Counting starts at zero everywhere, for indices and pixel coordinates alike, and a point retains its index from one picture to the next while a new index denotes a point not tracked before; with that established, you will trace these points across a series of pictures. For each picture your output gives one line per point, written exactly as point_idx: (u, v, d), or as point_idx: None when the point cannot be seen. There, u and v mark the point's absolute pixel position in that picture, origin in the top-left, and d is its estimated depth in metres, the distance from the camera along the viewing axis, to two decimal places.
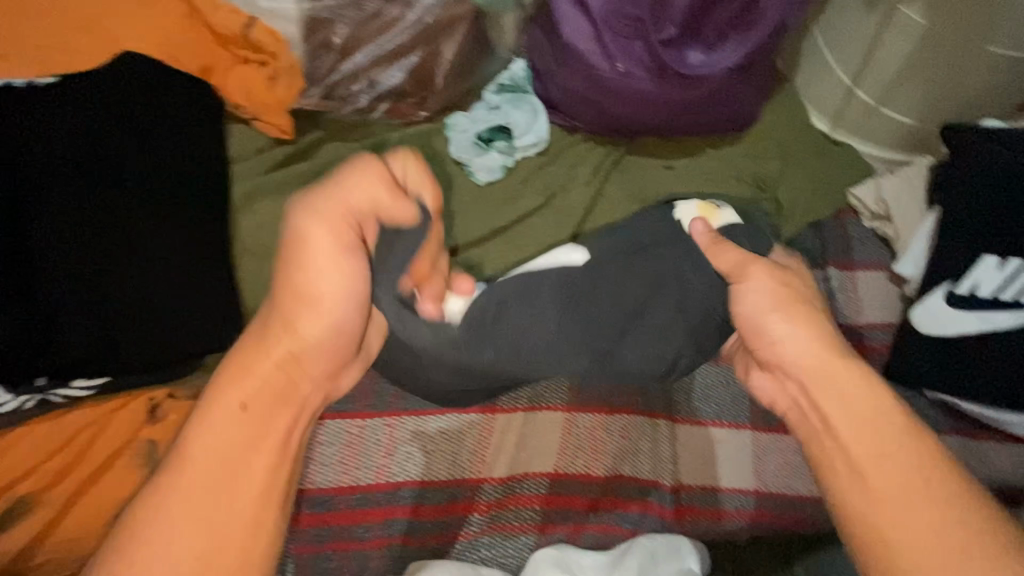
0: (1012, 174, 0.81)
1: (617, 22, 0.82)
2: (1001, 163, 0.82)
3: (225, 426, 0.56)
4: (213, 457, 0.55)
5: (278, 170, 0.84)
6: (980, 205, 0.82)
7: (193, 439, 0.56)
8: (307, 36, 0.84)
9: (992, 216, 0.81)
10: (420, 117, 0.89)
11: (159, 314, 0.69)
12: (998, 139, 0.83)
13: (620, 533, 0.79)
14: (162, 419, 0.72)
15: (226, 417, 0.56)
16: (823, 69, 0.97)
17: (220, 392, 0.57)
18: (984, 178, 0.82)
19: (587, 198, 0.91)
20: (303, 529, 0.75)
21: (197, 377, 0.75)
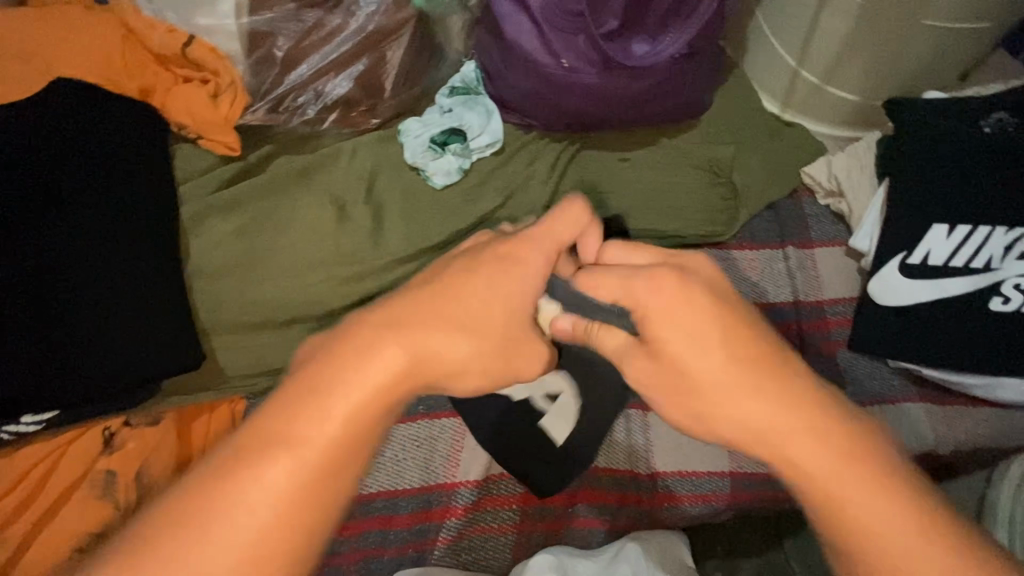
0: (952, 143, 0.84)
1: (558, 17, 0.82)
2: (941, 133, 0.84)
3: (364, 392, 0.42)
4: (327, 461, 0.40)
5: (228, 188, 0.83)
6: (927, 175, 0.84)
7: (323, 403, 0.41)
8: (249, 50, 0.82)
9: (937, 185, 0.84)
10: (373, 124, 0.89)
11: (109, 344, 0.67)
12: (937, 111, 0.86)
13: (601, 525, 0.80)
14: (120, 447, 0.71)
15: (374, 382, 0.42)
16: (768, 53, 0.99)
17: (378, 350, 0.43)
18: (926, 148, 0.85)
19: (545, 195, 0.91)
20: (352, 536, 0.75)
21: (155, 404, 0.73)
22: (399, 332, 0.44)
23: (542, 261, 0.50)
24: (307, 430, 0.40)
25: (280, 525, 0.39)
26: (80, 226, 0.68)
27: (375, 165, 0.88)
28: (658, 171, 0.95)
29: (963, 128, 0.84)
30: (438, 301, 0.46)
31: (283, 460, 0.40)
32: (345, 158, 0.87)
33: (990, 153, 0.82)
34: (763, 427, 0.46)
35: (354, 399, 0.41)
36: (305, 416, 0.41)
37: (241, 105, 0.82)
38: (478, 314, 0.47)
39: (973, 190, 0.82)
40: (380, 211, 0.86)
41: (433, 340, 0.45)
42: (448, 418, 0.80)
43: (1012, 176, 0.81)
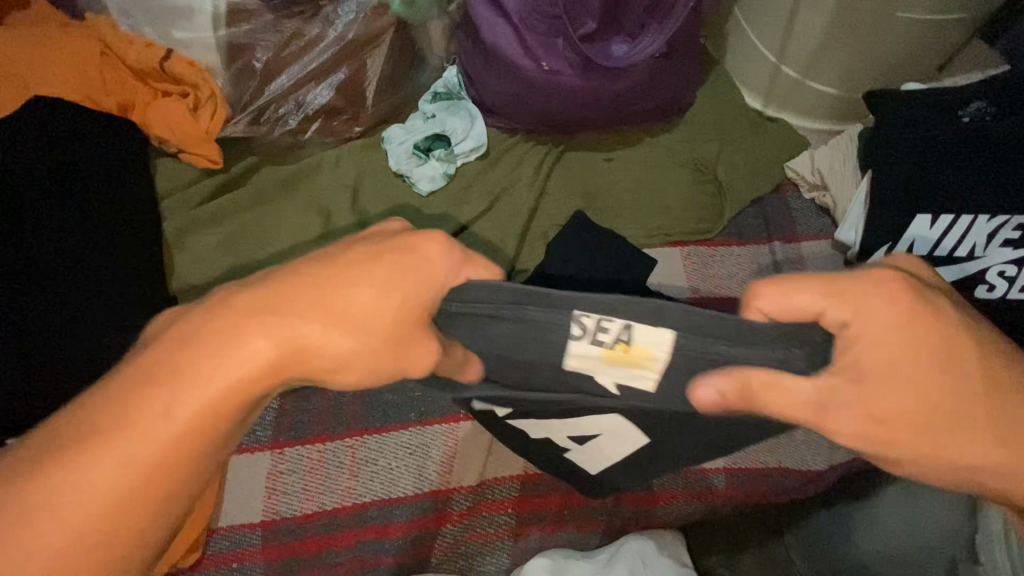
0: (933, 132, 0.84)
1: (537, 21, 0.82)
2: (922, 122, 0.85)
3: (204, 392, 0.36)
4: (161, 455, 0.36)
5: (212, 202, 0.82)
6: (908, 166, 0.85)
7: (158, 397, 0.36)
8: (228, 62, 0.82)
9: (923, 174, 0.84)
10: (356, 132, 0.89)
11: (95, 364, 0.66)
12: (916, 103, 0.86)
13: (599, 526, 0.80)
14: None
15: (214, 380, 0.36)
16: (748, 49, 0.99)
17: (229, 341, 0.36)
18: (908, 138, 0.85)
19: (532, 197, 0.92)
20: (274, 562, 0.73)
21: None
22: (253, 327, 0.36)
23: (444, 252, 0.39)
24: (139, 431, 0.35)
25: (103, 518, 0.36)
26: (61, 246, 0.68)
27: (359, 174, 0.88)
28: (642, 169, 0.96)
29: (943, 119, 0.85)
30: (313, 297, 0.37)
31: (113, 458, 0.35)
32: (329, 166, 0.87)
33: (970, 142, 0.83)
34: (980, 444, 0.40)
35: (186, 400, 0.35)
36: (142, 410, 0.36)
37: (221, 118, 0.82)
38: (356, 316, 0.37)
39: (955, 180, 0.82)
40: (367, 220, 0.86)
41: (277, 343, 0.36)
42: (440, 424, 0.79)
43: (993, 165, 0.82)
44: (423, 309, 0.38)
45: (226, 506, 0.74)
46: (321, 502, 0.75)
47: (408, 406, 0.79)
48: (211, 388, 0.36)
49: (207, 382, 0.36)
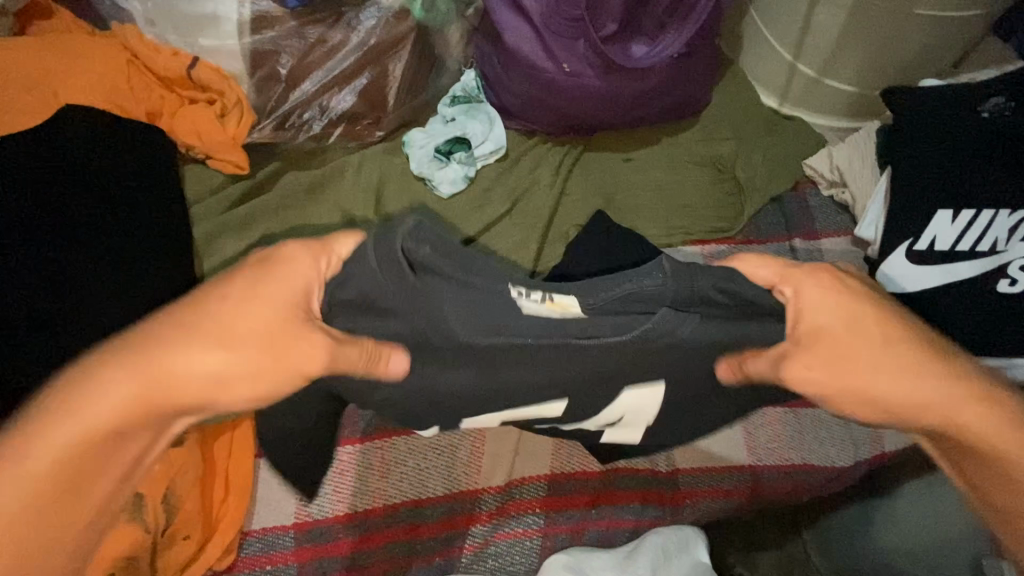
0: (953, 127, 0.85)
1: (557, 23, 0.83)
2: (941, 118, 0.85)
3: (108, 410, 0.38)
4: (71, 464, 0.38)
5: (239, 207, 0.83)
6: (932, 161, 0.85)
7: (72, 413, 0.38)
8: (253, 69, 0.82)
9: (944, 168, 0.84)
10: (378, 137, 0.90)
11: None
12: (934, 99, 0.87)
13: (625, 527, 0.81)
14: None
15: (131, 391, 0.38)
16: (765, 48, 1.00)
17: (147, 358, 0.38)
18: (928, 133, 0.85)
19: (552, 199, 0.92)
20: (305, 563, 0.73)
21: None
22: (82, 378, 0.38)
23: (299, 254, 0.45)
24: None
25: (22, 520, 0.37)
26: (97, 252, 0.69)
27: (381, 177, 0.89)
28: (661, 168, 0.96)
29: (963, 114, 0.85)
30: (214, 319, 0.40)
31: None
32: (352, 170, 0.87)
33: (993, 137, 0.83)
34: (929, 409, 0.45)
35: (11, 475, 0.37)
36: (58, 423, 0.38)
37: (246, 124, 0.82)
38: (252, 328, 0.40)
39: (979, 174, 0.83)
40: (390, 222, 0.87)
41: (92, 392, 0.38)
42: (468, 425, 0.80)
43: (1015, 158, 0.82)
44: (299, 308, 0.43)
45: (259, 509, 0.75)
46: (353, 503, 0.76)
47: None
48: (58, 438, 0.37)
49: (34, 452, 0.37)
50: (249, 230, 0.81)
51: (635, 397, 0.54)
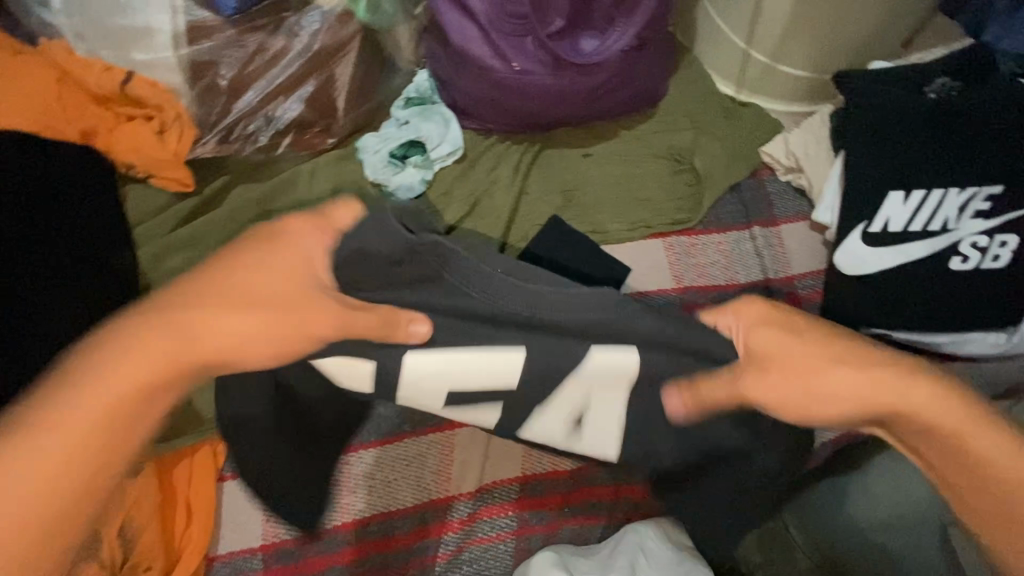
0: (905, 110, 0.85)
1: (503, 21, 0.81)
2: (893, 100, 0.86)
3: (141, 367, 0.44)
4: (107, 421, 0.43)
5: (186, 225, 0.80)
6: (884, 144, 0.85)
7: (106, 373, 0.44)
8: (192, 81, 0.79)
9: (896, 151, 0.85)
10: (330, 144, 0.88)
11: None
12: (884, 82, 0.88)
13: (598, 522, 0.81)
14: None
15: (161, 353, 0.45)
16: (717, 35, 0.99)
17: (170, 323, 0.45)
18: (879, 116, 0.86)
19: (511, 199, 0.92)
20: None
21: None
22: (89, 366, 0.43)
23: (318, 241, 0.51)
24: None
25: (64, 472, 0.42)
26: (37, 285, 0.66)
27: (335, 185, 0.87)
28: (619, 162, 0.96)
29: (912, 94, 0.86)
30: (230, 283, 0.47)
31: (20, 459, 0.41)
32: (304, 180, 0.86)
33: (942, 118, 0.84)
34: (854, 395, 0.52)
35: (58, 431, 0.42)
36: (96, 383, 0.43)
37: (189, 139, 0.80)
38: (268, 288, 0.48)
39: (930, 156, 0.84)
40: None
41: (93, 373, 0.43)
42: (436, 433, 0.79)
43: (963, 138, 0.83)
44: (310, 277, 0.49)
45: (224, 533, 0.73)
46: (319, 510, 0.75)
47: (402, 417, 0.79)
48: (62, 428, 0.42)
49: (56, 427, 0.42)
50: (199, 246, 0.79)
51: (610, 366, 0.57)
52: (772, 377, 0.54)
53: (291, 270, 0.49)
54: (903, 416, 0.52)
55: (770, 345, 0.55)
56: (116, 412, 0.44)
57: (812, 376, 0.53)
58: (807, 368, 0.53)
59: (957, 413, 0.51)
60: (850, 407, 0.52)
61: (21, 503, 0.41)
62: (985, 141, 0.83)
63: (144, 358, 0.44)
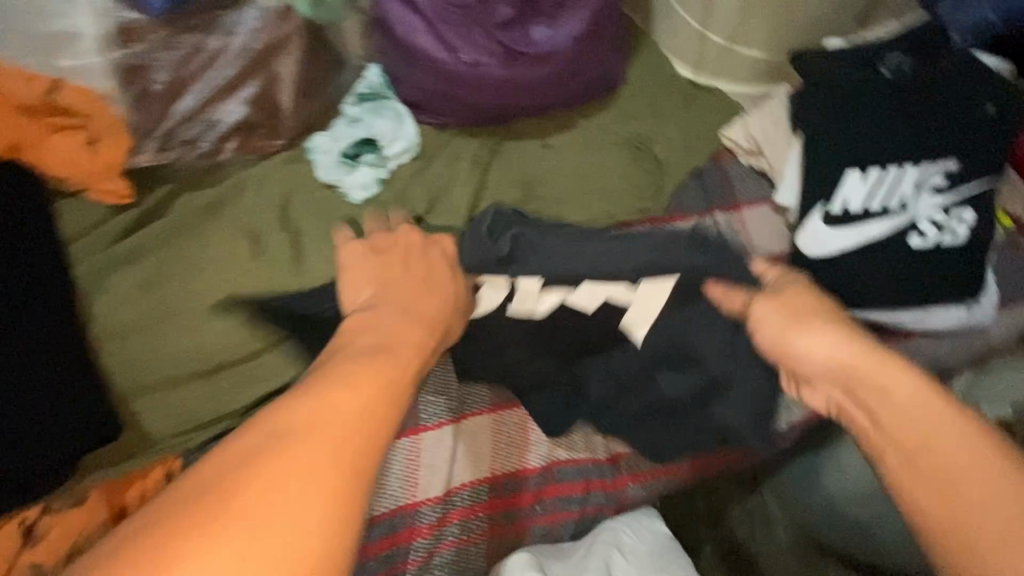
0: (860, 88, 0.85)
1: (448, 12, 0.79)
2: (846, 78, 0.85)
3: (351, 403, 0.48)
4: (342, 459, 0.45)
5: (126, 239, 0.77)
6: (840, 126, 0.85)
7: (318, 417, 0.46)
8: (125, 86, 0.76)
9: (852, 130, 0.84)
10: (278, 145, 0.84)
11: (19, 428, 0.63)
12: (836, 62, 0.87)
13: (570, 517, 0.81)
14: (42, 538, 0.63)
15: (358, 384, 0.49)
16: (673, 18, 0.98)
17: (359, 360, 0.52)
18: (834, 95, 0.85)
19: (470, 194, 0.89)
20: None
21: (78, 482, 0.68)
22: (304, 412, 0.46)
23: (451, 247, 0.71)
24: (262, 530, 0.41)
25: (320, 515, 0.43)
26: None
27: (287, 189, 0.84)
28: (580, 152, 0.94)
29: (864, 74, 0.86)
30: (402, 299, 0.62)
31: (257, 511, 0.41)
32: (252, 185, 0.83)
33: (896, 95, 0.84)
34: (841, 368, 0.57)
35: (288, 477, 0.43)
36: (305, 430, 0.45)
37: (123, 149, 0.76)
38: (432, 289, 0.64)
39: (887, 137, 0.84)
40: (300, 236, 0.82)
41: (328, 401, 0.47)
42: (401, 439, 0.78)
43: (917, 115, 0.83)
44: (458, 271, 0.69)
45: None
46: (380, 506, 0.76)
47: None
48: (293, 478, 0.43)
49: (296, 482, 0.43)
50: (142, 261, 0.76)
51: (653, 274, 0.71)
52: (772, 317, 0.62)
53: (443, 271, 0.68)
54: (873, 398, 0.55)
55: (780, 304, 0.62)
56: (343, 460, 0.45)
57: (813, 333, 0.59)
58: (799, 324, 0.60)
59: (946, 430, 0.52)
60: (830, 366, 0.58)
61: (291, 540, 0.41)
62: (939, 116, 0.83)
63: (359, 387, 0.49)
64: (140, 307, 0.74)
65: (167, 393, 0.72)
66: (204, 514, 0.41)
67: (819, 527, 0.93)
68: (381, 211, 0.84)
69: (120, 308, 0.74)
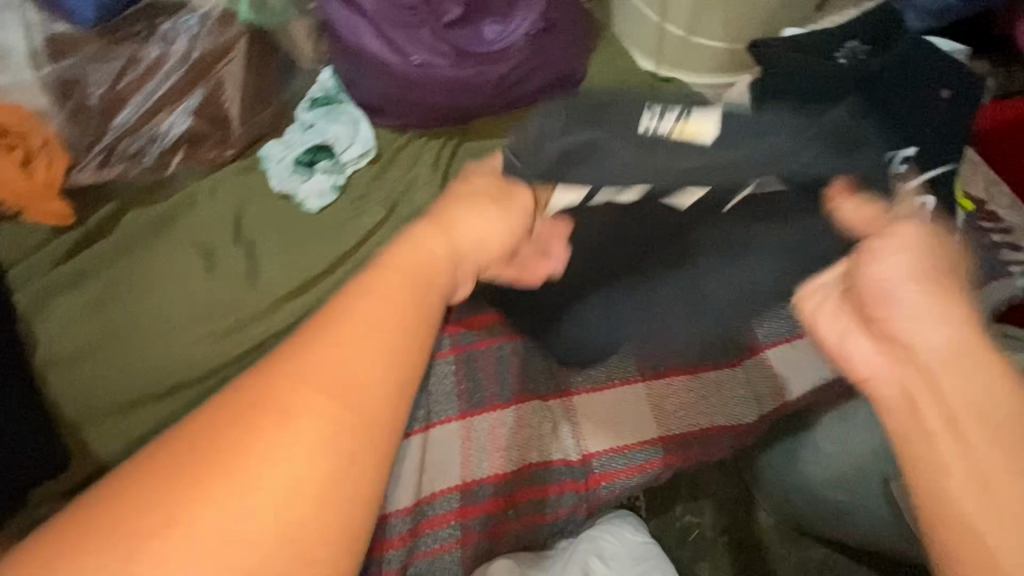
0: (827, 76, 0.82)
1: (394, 13, 0.77)
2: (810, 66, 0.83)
3: (348, 354, 0.36)
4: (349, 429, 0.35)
5: (70, 260, 0.74)
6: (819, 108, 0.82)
7: (304, 372, 0.35)
8: (61, 101, 0.75)
9: None
10: (229, 156, 0.82)
11: None
12: (803, 49, 0.86)
13: (543, 520, 0.81)
14: None
15: (367, 330, 0.37)
16: (632, 10, 0.97)
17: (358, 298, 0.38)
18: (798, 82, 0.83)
19: (430, 197, 0.83)
20: None
21: (28, 512, 0.65)
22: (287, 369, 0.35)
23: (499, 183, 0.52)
24: (233, 518, 0.31)
25: (310, 501, 0.33)
26: None
27: (241, 201, 0.81)
28: None
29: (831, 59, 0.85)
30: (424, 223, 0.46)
31: (228, 497, 0.32)
32: (202, 198, 0.80)
33: (866, 79, 0.82)
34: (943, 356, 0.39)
35: (272, 453, 0.33)
36: (285, 394, 0.34)
37: (61, 167, 0.74)
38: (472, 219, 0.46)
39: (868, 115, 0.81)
40: (254, 250, 0.79)
41: (356, 337, 0.36)
42: None
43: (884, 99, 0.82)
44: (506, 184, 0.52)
45: None
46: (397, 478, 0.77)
47: None
48: (271, 453, 0.33)
49: (282, 466, 0.33)
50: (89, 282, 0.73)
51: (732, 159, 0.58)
52: (898, 258, 0.44)
53: (483, 190, 0.49)
54: (960, 401, 0.38)
55: (914, 245, 0.44)
56: (351, 429, 0.34)
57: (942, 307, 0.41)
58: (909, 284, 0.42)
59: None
60: (927, 347, 0.40)
61: (277, 536, 0.32)
62: (905, 101, 0.83)
63: (387, 312, 0.38)
64: (89, 328, 0.72)
65: (117, 419, 0.69)
66: (205, 460, 0.32)
67: (798, 508, 0.96)
68: (337, 220, 0.82)
69: (65, 333, 0.71)
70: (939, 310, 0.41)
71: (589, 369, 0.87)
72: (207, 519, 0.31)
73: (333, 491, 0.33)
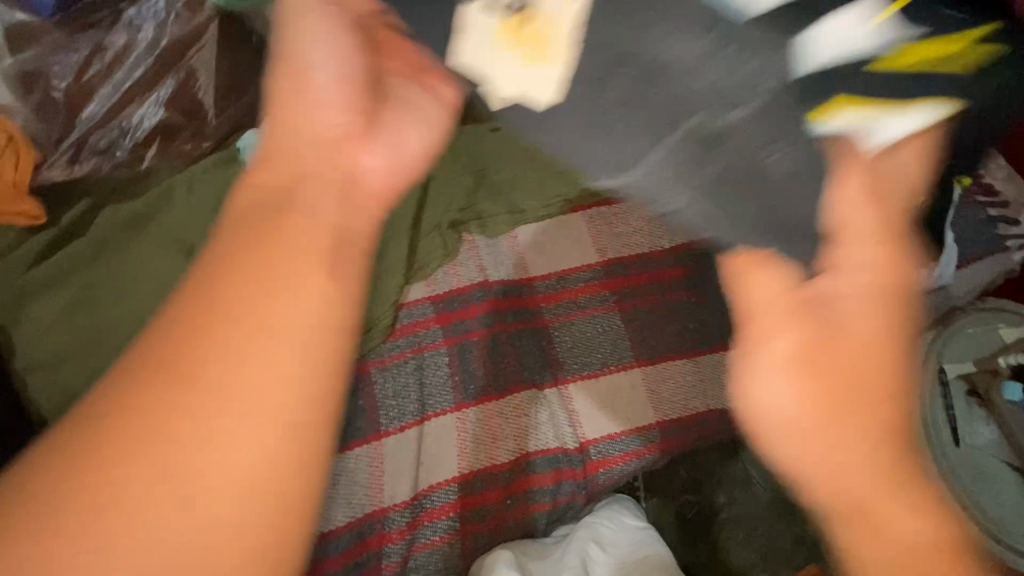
0: None
1: None
2: None
3: (245, 322, 0.36)
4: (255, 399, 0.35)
5: (44, 261, 0.71)
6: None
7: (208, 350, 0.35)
8: (25, 95, 0.75)
9: None
10: (205, 148, 0.78)
11: None
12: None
13: (543, 508, 0.81)
14: None
15: (257, 289, 0.37)
16: None
17: (237, 267, 0.38)
18: None
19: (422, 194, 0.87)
20: None
21: None
22: (188, 348, 0.35)
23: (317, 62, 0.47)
24: (140, 510, 0.33)
25: (241, 482, 0.34)
26: None
27: (217, 196, 0.74)
28: None
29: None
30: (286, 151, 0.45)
31: (133, 487, 0.33)
32: (178, 190, 0.75)
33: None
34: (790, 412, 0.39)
35: (166, 445, 0.33)
36: (171, 380, 0.35)
37: (28, 164, 0.73)
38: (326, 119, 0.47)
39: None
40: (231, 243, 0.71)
41: (267, 301, 0.37)
42: (362, 445, 0.77)
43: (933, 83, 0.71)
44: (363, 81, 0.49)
45: None
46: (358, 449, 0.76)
47: None
48: (163, 443, 0.34)
49: (185, 458, 0.34)
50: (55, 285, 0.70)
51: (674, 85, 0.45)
52: (778, 393, 0.39)
53: (298, 78, 0.48)
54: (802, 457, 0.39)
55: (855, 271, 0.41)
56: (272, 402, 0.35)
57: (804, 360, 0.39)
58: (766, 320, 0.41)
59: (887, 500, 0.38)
60: (778, 409, 0.39)
61: (196, 524, 0.33)
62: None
63: (287, 271, 0.38)
64: (67, 331, 0.69)
65: None
66: (107, 442, 0.34)
67: None
68: None
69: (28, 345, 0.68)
70: (809, 400, 0.39)
71: (583, 356, 0.86)
72: (112, 515, 0.32)
73: (260, 474, 0.34)
